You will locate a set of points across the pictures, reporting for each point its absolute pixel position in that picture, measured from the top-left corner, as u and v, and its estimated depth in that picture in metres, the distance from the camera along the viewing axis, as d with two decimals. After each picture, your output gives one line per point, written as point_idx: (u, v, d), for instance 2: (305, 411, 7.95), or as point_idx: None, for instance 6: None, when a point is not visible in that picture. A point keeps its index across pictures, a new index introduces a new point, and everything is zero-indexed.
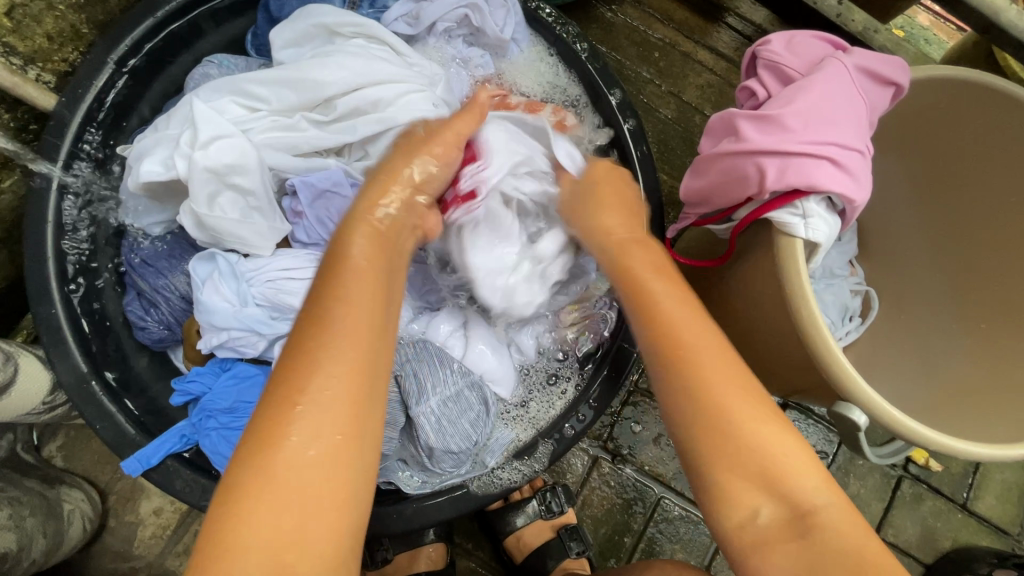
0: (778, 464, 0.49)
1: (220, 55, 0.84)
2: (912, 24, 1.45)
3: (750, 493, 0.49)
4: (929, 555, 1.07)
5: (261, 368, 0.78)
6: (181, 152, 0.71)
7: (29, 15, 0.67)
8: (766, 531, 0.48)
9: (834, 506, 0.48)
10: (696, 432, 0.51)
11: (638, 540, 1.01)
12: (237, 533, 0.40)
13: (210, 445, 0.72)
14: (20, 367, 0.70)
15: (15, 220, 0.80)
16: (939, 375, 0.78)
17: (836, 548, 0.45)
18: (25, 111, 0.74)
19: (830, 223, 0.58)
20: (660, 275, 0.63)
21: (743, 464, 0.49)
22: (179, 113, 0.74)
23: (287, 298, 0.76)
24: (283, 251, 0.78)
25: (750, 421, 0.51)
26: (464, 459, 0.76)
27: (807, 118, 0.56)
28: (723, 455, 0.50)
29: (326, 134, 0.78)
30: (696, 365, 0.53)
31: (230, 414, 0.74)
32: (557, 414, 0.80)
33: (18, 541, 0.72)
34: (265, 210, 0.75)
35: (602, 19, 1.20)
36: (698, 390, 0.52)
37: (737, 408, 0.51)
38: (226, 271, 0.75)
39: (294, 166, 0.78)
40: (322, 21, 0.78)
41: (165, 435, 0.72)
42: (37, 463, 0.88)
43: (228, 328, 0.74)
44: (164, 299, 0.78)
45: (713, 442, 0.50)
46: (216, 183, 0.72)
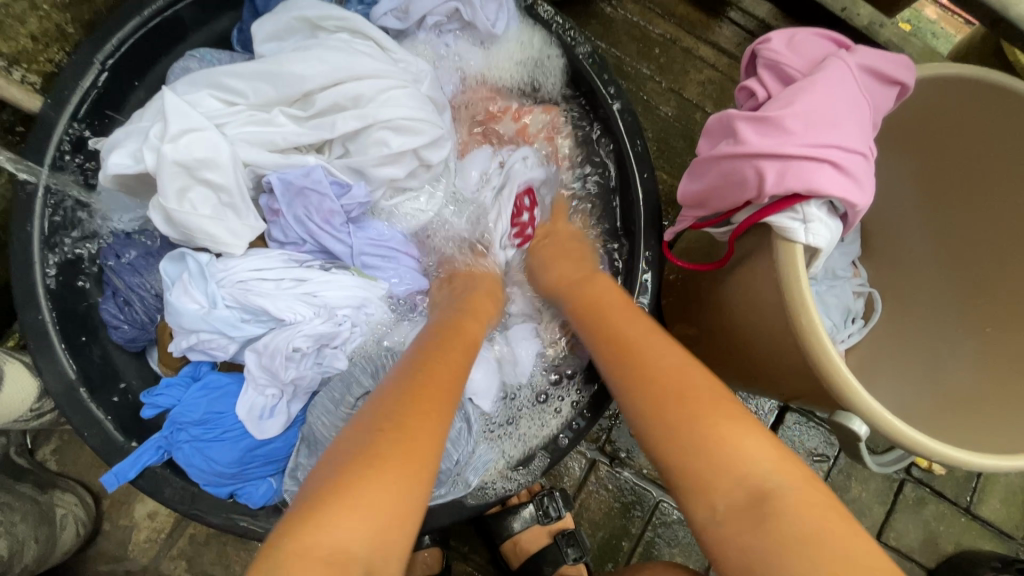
0: (739, 456, 0.50)
1: (204, 50, 0.82)
2: (920, 18, 1.42)
3: (710, 487, 0.50)
4: (931, 559, 1.06)
5: (232, 377, 0.77)
6: (150, 144, 0.69)
7: (12, 15, 0.66)
8: (724, 522, 0.48)
9: (792, 489, 0.48)
10: (659, 430, 0.54)
11: (636, 544, 1.00)
12: (362, 497, 0.44)
13: (183, 457, 0.72)
14: (7, 373, 0.69)
15: (3, 223, 0.79)
16: (942, 379, 0.76)
17: (794, 533, 0.45)
18: (11, 113, 0.73)
19: (832, 228, 0.56)
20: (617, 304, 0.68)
21: (706, 458, 0.51)
22: (152, 106, 0.72)
23: (257, 299, 0.75)
24: (255, 251, 0.76)
25: (712, 414, 0.53)
26: (444, 478, 0.77)
27: (808, 120, 0.55)
28: (687, 450, 0.51)
29: (304, 130, 0.76)
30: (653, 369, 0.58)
31: (201, 426, 0.74)
32: (550, 426, 0.80)
33: (9, 547, 0.72)
34: (238, 207, 0.73)
35: (601, 14, 1.18)
36: (654, 394, 0.56)
37: (696, 406, 0.54)
38: (196, 271, 0.74)
39: (272, 162, 0.76)
40: (305, 14, 0.77)
41: (140, 449, 0.71)
42: (31, 467, 0.88)
43: (197, 330, 0.73)
44: (139, 297, 0.77)
45: (676, 433, 0.53)
46: (187, 178, 0.70)
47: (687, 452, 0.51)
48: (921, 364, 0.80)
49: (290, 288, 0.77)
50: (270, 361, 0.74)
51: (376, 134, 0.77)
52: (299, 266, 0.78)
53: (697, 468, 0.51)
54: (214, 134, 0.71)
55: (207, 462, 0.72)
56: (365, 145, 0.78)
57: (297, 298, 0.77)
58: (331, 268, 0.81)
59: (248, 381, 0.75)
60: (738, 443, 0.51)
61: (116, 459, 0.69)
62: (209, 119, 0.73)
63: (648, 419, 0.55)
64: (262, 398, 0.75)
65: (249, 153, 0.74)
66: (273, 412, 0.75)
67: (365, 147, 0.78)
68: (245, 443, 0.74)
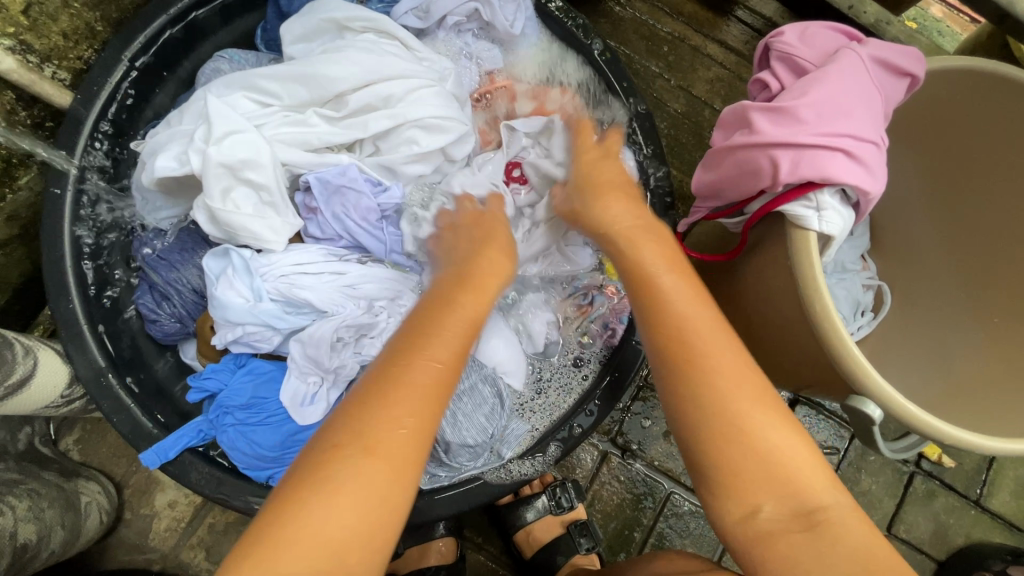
0: (788, 462, 0.49)
1: (231, 50, 0.84)
2: (924, 16, 1.43)
3: (760, 491, 0.48)
4: (941, 552, 1.07)
5: (276, 364, 0.79)
6: (195, 147, 0.72)
7: (46, 13, 0.68)
8: (771, 525, 0.48)
9: (841, 504, 0.48)
10: (711, 437, 0.50)
11: (648, 535, 1.01)
12: (300, 523, 0.41)
13: (227, 440, 0.74)
14: (40, 360, 0.71)
15: (31, 216, 0.81)
16: (953, 369, 0.77)
17: (843, 539, 0.46)
18: (41, 109, 0.75)
19: (844, 216, 0.58)
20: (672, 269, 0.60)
21: (759, 462, 0.49)
22: (192, 109, 0.76)
23: (301, 292, 0.77)
24: (294, 247, 0.78)
25: (763, 414, 0.50)
26: (480, 451, 0.78)
27: (820, 110, 0.56)
28: (738, 454, 0.49)
29: (337, 129, 0.78)
30: (711, 366, 0.52)
31: (246, 410, 0.76)
32: (574, 405, 0.81)
33: (38, 531, 0.74)
34: (278, 206, 0.76)
35: (611, 13, 1.19)
36: (715, 398, 0.50)
37: (750, 411, 0.50)
38: (240, 266, 0.76)
39: (307, 162, 0.78)
40: (333, 16, 0.78)
41: (183, 429, 0.73)
42: (55, 456, 0.89)
43: (242, 323, 0.75)
44: (176, 291, 0.79)
45: (730, 437, 0.50)
46: (229, 178, 0.73)
47: (734, 453, 0.49)
48: (933, 354, 0.81)
49: (329, 281, 0.79)
50: (315, 351, 0.75)
51: (408, 133, 0.79)
52: (338, 259, 0.80)
53: (744, 471, 0.49)
54: (255, 135, 0.73)
55: (250, 446, 0.74)
56: (396, 143, 0.80)
57: (338, 290, 0.79)
58: (368, 262, 0.83)
59: (291, 368, 0.77)
60: (782, 440, 0.50)
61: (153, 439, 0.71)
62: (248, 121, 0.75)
63: (699, 416, 0.51)
64: (305, 385, 0.77)
65: (287, 153, 0.76)
66: (314, 399, 0.77)
67: (396, 145, 0.80)
68: (287, 429, 0.76)
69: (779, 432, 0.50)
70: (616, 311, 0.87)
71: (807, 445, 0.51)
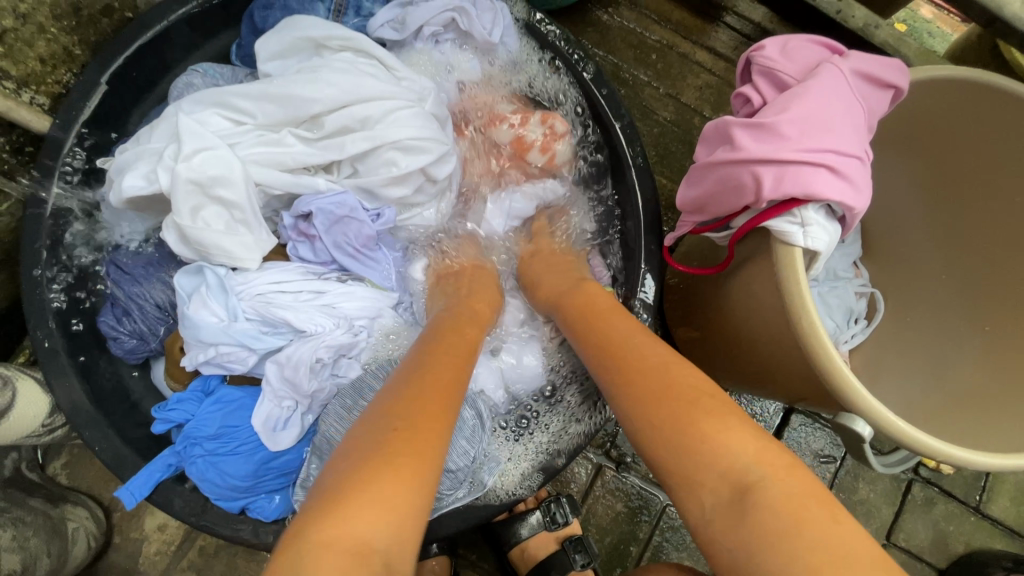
0: (718, 441, 0.51)
1: (206, 63, 0.84)
2: (915, 18, 1.43)
3: (697, 480, 0.50)
4: (942, 560, 1.05)
5: (245, 391, 0.77)
6: (164, 164, 0.71)
7: (22, 39, 0.67)
8: (714, 511, 0.49)
9: (774, 481, 0.48)
10: (650, 432, 0.55)
11: (644, 549, 1.00)
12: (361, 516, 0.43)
13: (197, 472, 0.72)
14: (18, 392, 0.71)
15: (13, 242, 0.80)
16: (947, 378, 0.76)
17: (776, 515, 0.45)
18: (21, 134, 0.75)
19: (830, 231, 0.57)
20: (610, 308, 0.70)
21: (686, 451, 0.52)
22: (162, 126, 0.75)
23: (277, 311, 0.76)
24: (271, 265, 0.78)
25: (679, 399, 0.55)
26: (462, 479, 0.75)
27: (803, 126, 0.55)
28: (668, 444, 0.53)
29: (313, 150, 0.77)
30: (635, 373, 0.59)
31: (217, 441, 0.74)
32: (563, 425, 0.82)
33: (23, 561, 0.73)
34: (251, 223, 0.75)
35: (599, 22, 1.19)
36: (639, 398, 0.57)
37: (672, 398, 0.55)
38: (213, 283, 0.75)
39: (281, 181, 0.77)
40: (309, 34, 0.78)
41: (151, 465, 0.71)
42: (42, 481, 0.88)
43: (216, 344, 0.74)
44: (138, 307, 0.77)
45: (661, 432, 0.54)
46: (200, 196, 0.72)
47: (665, 447, 0.53)
48: (926, 365, 0.79)
49: (308, 300, 0.78)
50: (293, 373, 0.74)
51: (385, 155, 0.78)
52: (318, 278, 0.80)
53: (678, 455, 0.52)
54: (226, 152, 0.72)
55: (221, 476, 0.73)
56: (374, 165, 0.79)
57: (318, 309, 0.78)
58: (348, 280, 0.83)
59: (266, 393, 0.75)
60: (700, 422, 0.52)
61: (129, 473, 0.71)
62: (221, 139, 0.74)
63: (636, 413, 0.56)
64: (279, 409, 0.76)
65: (260, 173, 0.75)
66: (287, 423, 0.76)
67: (374, 168, 0.79)
68: (260, 456, 0.75)
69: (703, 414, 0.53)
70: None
71: (754, 434, 0.51)
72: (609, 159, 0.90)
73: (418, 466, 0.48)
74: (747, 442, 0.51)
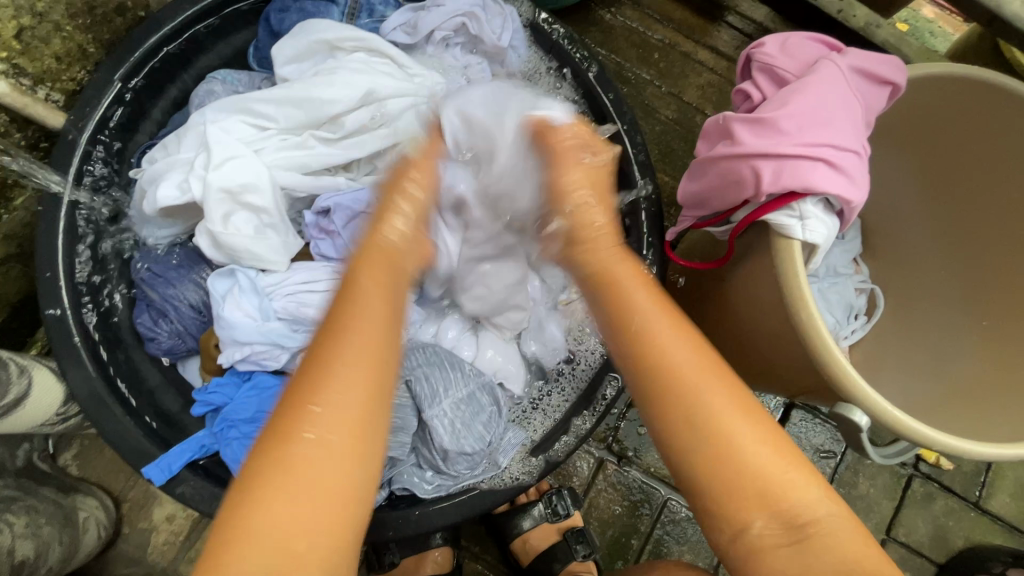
0: (773, 478, 0.49)
1: (223, 71, 0.85)
2: (916, 18, 1.44)
3: (747, 511, 0.49)
4: (941, 555, 1.06)
5: (280, 379, 0.79)
6: (195, 173, 0.74)
7: (38, 37, 0.69)
8: (759, 539, 0.49)
9: (836, 516, 0.49)
10: (705, 464, 0.50)
11: (645, 542, 1.01)
12: (253, 521, 0.42)
13: (230, 454, 0.74)
14: (33, 379, 0.72)
15: (27, 236, 0.82)
16: (945, 373, 0.77)
17: (831, 552, 0.47)
18: (36, 130, 0.77)
19: (828, 225, 0.58)
20: (642, 288, 0.60)
21: (738, 475, 0.49)
22: (190, 135, 0.76)
23: (306, 310, 0.77)
24: (298, 265, 0.79)
25: (739, 424, 0.51)
26: (478, 460, 0.77)
27: (801, 121, 0.57)
28: (721, 476, 0.50)
29: (336, 151, 0.79)
30: (691, 383, 0.53)
31: (250, 424, 0.76)
32: (568, 411, 0.81)
33: (36, 548, 0.74)
34: (279, 226, 0.77)
35: (602, 22, 1.20)
36: (696, 421, 0.51)
37: (730, 426, 0.51)
38: (246, 285, 0.76)
39: (306, 185, 0.79)
40: (323, 37, 0.80)
41: (184, 444, 0.74)
42: (53, 472, 0.90)
43: (250, 343, 0.76)
44: (173, 308, 0.80)
45: (714, 453, 0.50)
46: (230, 204, 0.75)
47: (722, 472, 0.50)
48: (925, 359, 0.81)
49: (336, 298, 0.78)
50: None
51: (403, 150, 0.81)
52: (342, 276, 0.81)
53: (733, 489, 0.49)
54: (254, 161, 0.75)
55: None
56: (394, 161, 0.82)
57: None
58: None
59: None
60: (756, 449, 0.50)
61: (159, 453, 0.72)
62: (246, 145, 0.76)
63: (688, 441, 0.51)
64: None
65: (285, 177, 0.77)
66: None
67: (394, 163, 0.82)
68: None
69: (764, 443, 0.50)
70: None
71: (803, 464, 0.51)
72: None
73: (295, 447, 0.44)
74: (798, 476, 0.50)
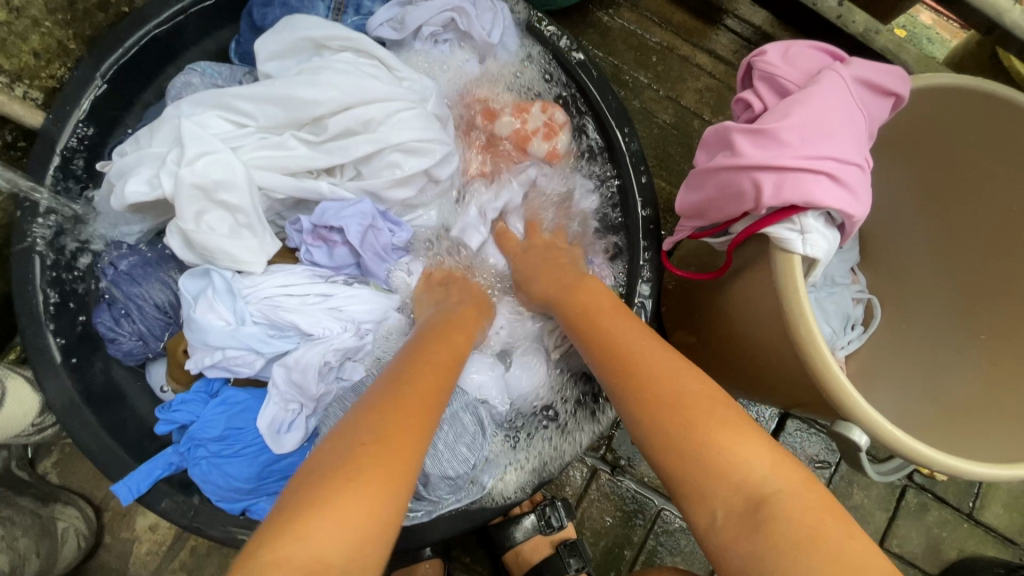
0: (732, 462, 0.50)
1: (203, 63, 0.83)
2: (914, 24, 1.43)
3: (713, 495, 0.49)
4: (934, 566, 1.06)
5: (249, 393, 0.77)
6: (167, 169, 0.71)
7: (15, 33, 0.67)
8: (726, 530, 0.48)
9: (789, 494, 0.48)
10: (662, 450, 0.54)
11: (638, 553, 1.00)
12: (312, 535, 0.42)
13: (199, 473, 0.72)
14: (8, 389, 0.70)
15: (5, 237, 0.79)
16: (943, 387, 0.76)
17: (791, 536, 0.45)
18: (13, 129, 0.74)
19: (829, 239, 0.57)
20: (616, 310, 0.68)
21: (696, 461, 0.51)
22: (163, 130, 0.74)
23: (286, 315, 0.75)
24: (275, 268, 0.77)
25: (700, 412, 0.53)
26: (460, 484, 0.75)
27: (803, 133, 0.55)
28: (677, 460, 0.52)
29: (317, 154, 0.76)
30: (649, 382, 0.58)
31: (219, 442, 0.74)
32: (557, 434, 0.81)
33: (11, 562, 0.72)
34: (255, 227, 0.75)
35: (599, 23, 1.19)
36: (649, 407, 0.56)
37: (686, 412, 0.54)
38: (221, 287, 0.74)
39: (285, 186, 0.76)
40: (309, 34, 0.77)
41: (153, 461, 0.71)
42: (32, 480, 0.87)
43: (223, 347, 0.73)
44: (137, 307, 0.76)
45: (678, 441, 0.53)
46: (203, 200, 0.72)
47: (687, 458, 0.52)
48: (921, 372, 0.80)
49: (314, 303, 0.77)
50: (301, 377, 0.74)
51: (389, 157, 0.78)
52: (324, 281, 0.79)
53: (693, 475, 0.51)
54: (229, 155, 0.72)
55: (224, 478, 0.72)
56: (377, 168, 0.79)
57: (324, 313, 0.77)
58: (354, 282, 0.82)
59: (273, 395, 0.75)
60: (720, 436, 0.51)
61: (127, 471, 0.70)
62: (223, 143, 0.74)
63: (645, 427, 0.55)
64: (284, 412, 0.75)
65: (263, 177, 0.75)
66: (292, 426, 0.75)
67: (377, 169, 0.79)
68: (262, 459, 0.74)
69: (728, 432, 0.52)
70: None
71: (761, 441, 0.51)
72: (607, 160, 0.89)
73: (358, 469, 0.47)
74: (752, 453, 0.50)
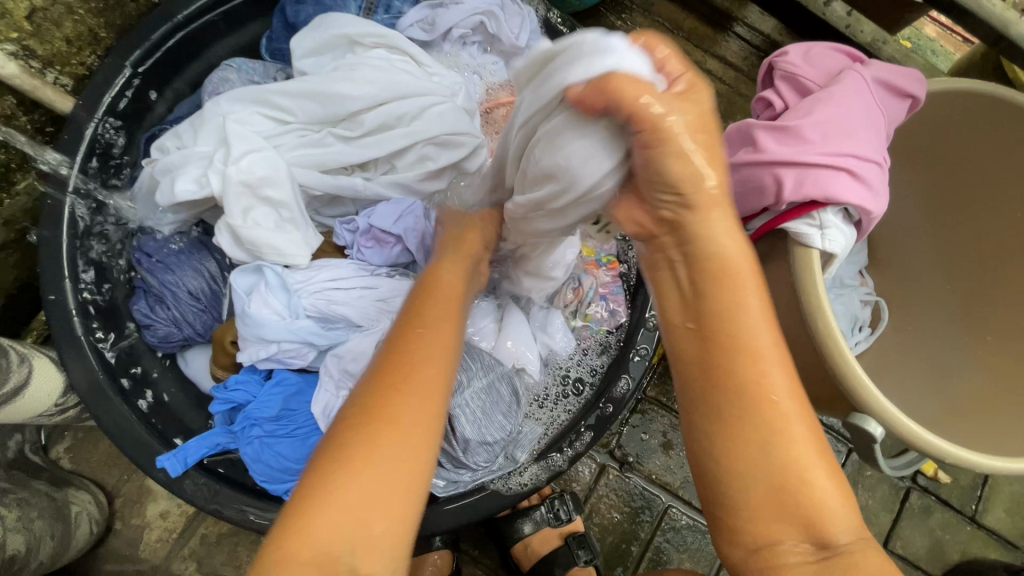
0: (818, 501, 0.43)
1: (238, 59, 0.84)
2: (919, 36, 1.46)
3: (781, 525, 0.43)
4: (937, 567, 1.07)
5: (304, 376, 0.78)
6: (214, 168, 0.72)
7: (50, 19, 0.68)
8: (789, 558, 0.43)
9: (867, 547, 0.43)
10: (744, 460, 0.44)
11: (645, 549, 1.00)
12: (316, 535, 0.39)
13: (251, 453, 0.73)
14: (35, 367, 0.70)
15: (30, 221, 0.80)
16: (947, 386, 0.78)
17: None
18: (43, 114, 0.75)
19: (846, 234, 0.58)
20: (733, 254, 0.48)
21: (784, 491, 0.43)
22: (207, 128, 0.75)
23: (337, 308, 0.77)
24: (324, 262, 0.79)
25: (808, 447, 0.44)
26: (496, 452, 0.77)
27: (825, 130, 0.57)
28: (762, 480, 0.43)
29: (354, 149, 0.78)
30: (757, 374, 0.45)
31: (275, 423, 0.74)
32: (574, 418, 0.81)
33: (27, 542, 0.72)
34: (299, 221, 0.76)
35: (613, 28, 1.21)
36: (753, 405, 0.44)
37: (786, 423, 0.44)
38: (274, 282, 0.75)
39: (323, 184, 0.78)
40: (345, 31, 0.79)
41: (205, 436, 0.74)
42: (45, 464, 0.88)
43: (278, 340, 0.74)
44: (172, 295, 0.78)
45: (764, 460, 0.43)
46: (249, 197, 0.73)
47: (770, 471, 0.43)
48: (928, 371, 0.81)
49: (361, 296, 0.78)
50: (353, 365, 0.74)
51: (421, 151, 0.79)
52: (369, 274, 0.80)
53: (764, 495, 0.43)
54: (273, 154, 0.74)
55: (275, 458, 0.73)
56: (410, 162, 0.80)
57: (372, 305, 0.78)
58: (396, 275, 0.81)
59: (324, 382, 0.75)
60: (813, 469, 0.43)
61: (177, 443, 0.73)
62: (266, 141, 0.76)
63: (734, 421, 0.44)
64: (337, 397, 0.75)
65: (303, 175, 0.76)
66: None
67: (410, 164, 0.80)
68: (312, 442, 0.75)
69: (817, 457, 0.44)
70: (605, 286, 0.88)
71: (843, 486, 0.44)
72: None
73: (361, 464, 0.41)
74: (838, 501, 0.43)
